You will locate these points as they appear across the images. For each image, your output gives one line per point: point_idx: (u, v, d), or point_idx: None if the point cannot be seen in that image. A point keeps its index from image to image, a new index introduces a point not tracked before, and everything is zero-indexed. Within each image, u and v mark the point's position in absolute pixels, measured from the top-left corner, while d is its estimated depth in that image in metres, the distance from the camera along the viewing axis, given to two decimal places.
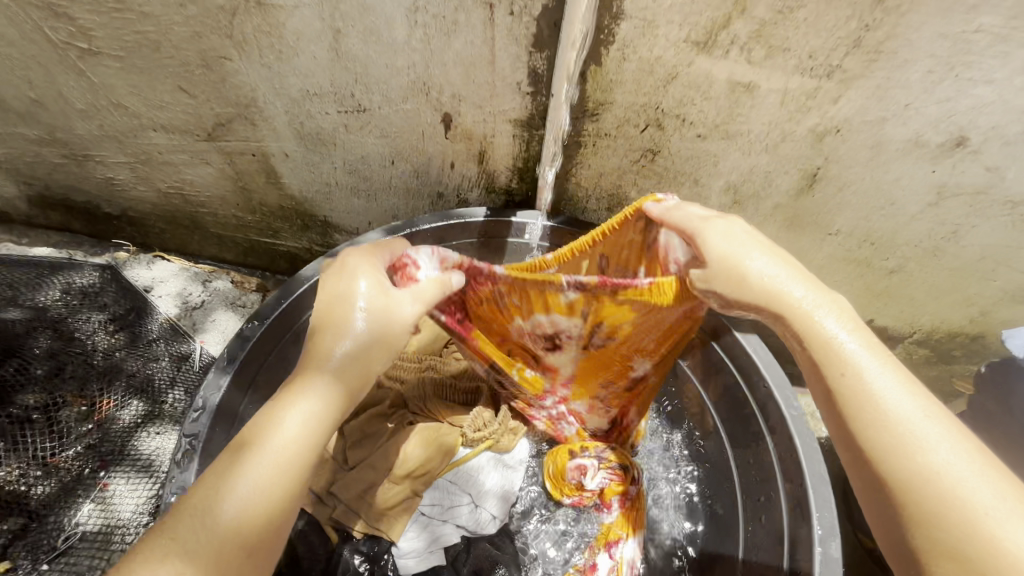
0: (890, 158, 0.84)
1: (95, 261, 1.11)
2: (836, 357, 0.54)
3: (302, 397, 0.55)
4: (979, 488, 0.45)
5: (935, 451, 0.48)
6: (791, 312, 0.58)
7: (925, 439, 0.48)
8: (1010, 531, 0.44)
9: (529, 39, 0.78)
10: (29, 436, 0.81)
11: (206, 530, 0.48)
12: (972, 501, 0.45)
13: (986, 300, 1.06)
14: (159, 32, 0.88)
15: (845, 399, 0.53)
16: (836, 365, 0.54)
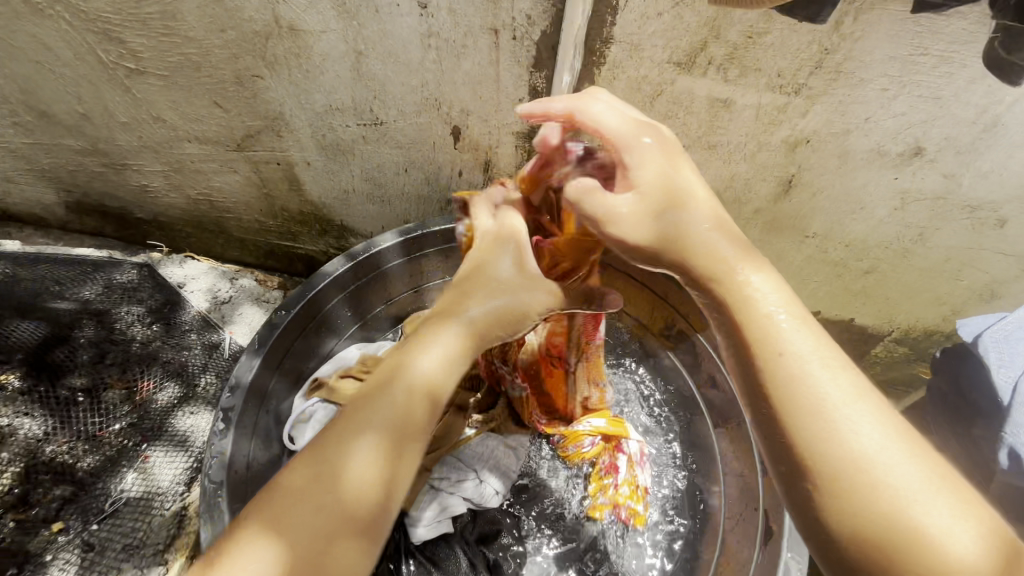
0: (857, 166, 0.92)
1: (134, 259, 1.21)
2: (771, 340, 0.52)
3: (437, 342, 0.62)
4: (896, 474, 0.46)
5: (864, 440, 0.47)
6: (719, 280, 0.57)
7: (858, 428, 0.47)
8: (935, 519, 0.44)
9: (530, 60, 0.88)
10: (78, 413, 0.90)
11: (335, 480, 0.50)
12: (891, 488, 0.45)
13: (956, 299, 1.14)
14: (200, 54, 0.98)
15: (781, 380, 0.50)
16: (772, 347, 0.51)
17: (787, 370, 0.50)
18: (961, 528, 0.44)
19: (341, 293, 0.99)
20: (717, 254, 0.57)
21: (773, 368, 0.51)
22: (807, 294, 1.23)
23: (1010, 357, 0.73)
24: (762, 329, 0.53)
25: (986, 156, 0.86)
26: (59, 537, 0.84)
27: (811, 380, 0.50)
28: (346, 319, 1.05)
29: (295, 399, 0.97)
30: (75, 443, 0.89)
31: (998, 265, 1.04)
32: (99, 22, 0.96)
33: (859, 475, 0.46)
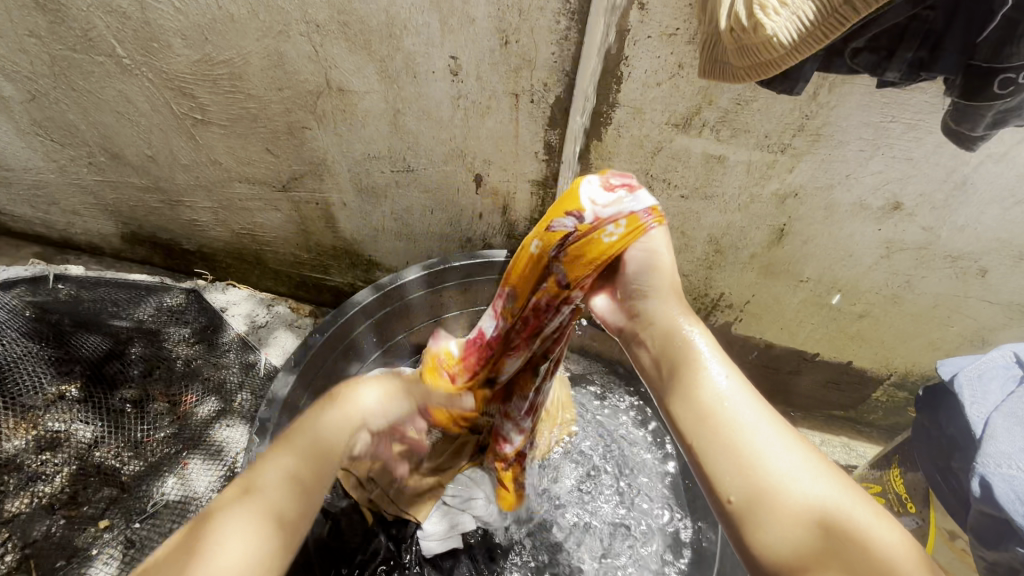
0: (842, 217, 1.01)
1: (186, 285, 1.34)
2: (698, 377, 0.64)
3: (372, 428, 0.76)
4: (812, 482, 0.54)
5: (775, 455, 0.56)
6: (657, 338, 0.71)
7: (771, 450, 0.57)
8: (852, 510, 0.53)
9: (545, 120, 1.01)
10: (126, 423, 0.99)
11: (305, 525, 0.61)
12: (811, 494, 0.54)
13: (948, 344, 1.19)
14: (259, 108, 1.13)
15: (693, 411, 0.62)
16: (699, 383, 0.64)
17: (700, 401, 0.62)
18: (866, 516, 0.53)
19: (369, 319, 1.09)
20: (667, 320, 0.71)
21: (689, 406, 0.63)
22: (805, 336, 1.29)
23: (982, 395, 0.76)
24: (690, 373, 0.65)
25: (960, 212, 0.95)
26: (104, 533, 0.93)
27: (720, 411, 0.61)
28: (371, 345, 1.13)
29: None
30: (122, 450, 0.98)
31: (984, 312, 1.10)
32: (177, 80, 1.12)
33: (764, 489, 0.55)
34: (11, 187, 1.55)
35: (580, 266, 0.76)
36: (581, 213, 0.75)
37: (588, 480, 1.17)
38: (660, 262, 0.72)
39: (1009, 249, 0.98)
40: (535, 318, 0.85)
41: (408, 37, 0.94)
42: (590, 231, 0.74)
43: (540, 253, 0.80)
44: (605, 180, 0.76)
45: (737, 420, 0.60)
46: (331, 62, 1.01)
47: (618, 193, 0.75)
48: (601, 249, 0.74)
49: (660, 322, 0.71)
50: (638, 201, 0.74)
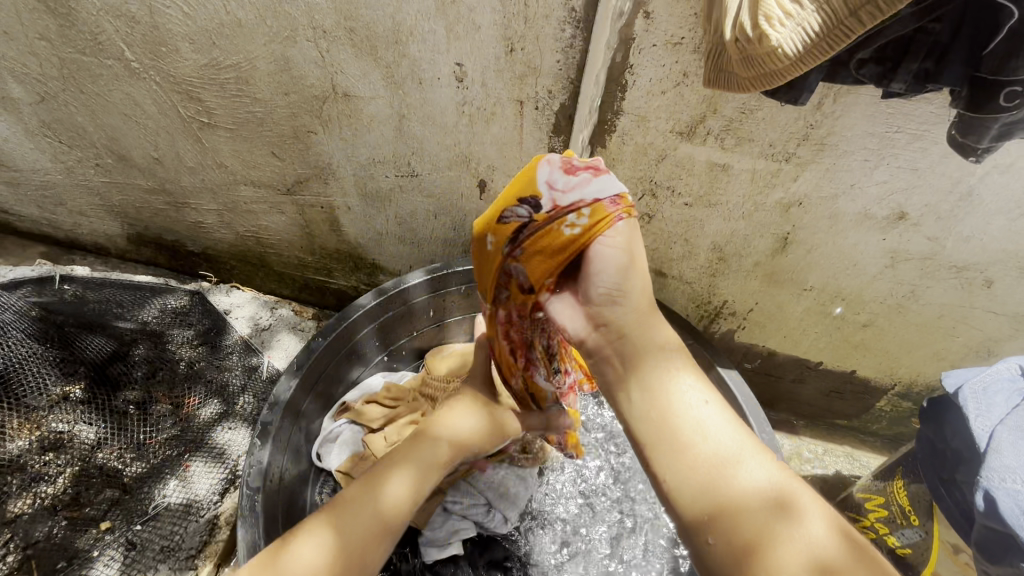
0: (846, 226, 1.01)
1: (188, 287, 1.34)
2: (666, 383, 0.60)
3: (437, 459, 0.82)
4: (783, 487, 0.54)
5: (748, 464, 0.55)
6: (619, 341, 0.64)
7: (744, 457, 0.55)
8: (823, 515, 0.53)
9: (550, 127, 1.01)
10: (129, 424, 0.99)
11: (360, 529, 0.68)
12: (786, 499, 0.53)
13: (953, 355, 1.19)
14: (265, 112, 1.14)
15: (656, 422, 0.58)
16: (668, 389, 0.60)
17: (663, 411, 0.58)
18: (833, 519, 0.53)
19: (372, 323, 1.08)
20: (630, 320, 0.64)
21: (652, 415, 0.59)
22: (809, 345, 1.28)
23: (988, 407, 0.75)
24: (656, 382, 0.60)
25: (965, 222, 0.94)
26: (106, 535, 0.93)
27: (684, 422, 0.57)
28: (373, 349, 1.13)
29: (324, 420, 1.07)
30: (125, 451, 0.98)
31: (990, 323, 1.09)
32: (185, 84, 1.13)
33: (743, 498, 0.52)
34: (19, 188, 1.56)
35: (539, 263, 0.76)
36: (539, 202, 0.76)
37: (589, 482, 1.17)
38: (623, 261, 0.67)
39: (1016, 260, 0.97)
40: (516, 327, 0.90)
41: (415, 44, 0.94)
42: (546, 222, 0.75)
43: (499, 246, 0.82)
44: (569, 169, 0.76)
45: (701, 432, 0.57)
46: (337, 67, 1.01)
47: (580, 180, 0.75)
48: (561, 241, 0.73)
49: (624, 324, 0.65)
50: (603, 189, 0.73)
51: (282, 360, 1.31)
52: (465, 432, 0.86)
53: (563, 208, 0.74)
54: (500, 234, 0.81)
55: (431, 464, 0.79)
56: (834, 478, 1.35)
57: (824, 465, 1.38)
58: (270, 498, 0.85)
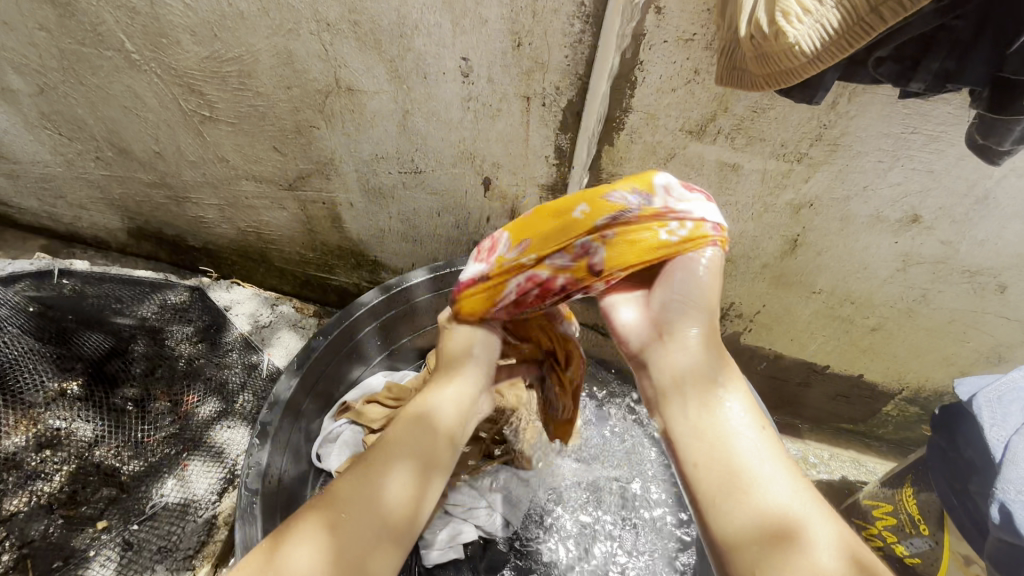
0: (858, 229, 0.99)
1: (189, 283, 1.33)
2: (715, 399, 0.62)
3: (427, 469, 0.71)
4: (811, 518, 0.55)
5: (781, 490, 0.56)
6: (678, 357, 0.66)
7: (778, 483, 0.57)
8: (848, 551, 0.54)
9: (557, 124, 0.99)
10: (127, 422, 0.99)
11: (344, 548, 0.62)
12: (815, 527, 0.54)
13: (963, 361, 1.17)
14: (268, 106, 1.12)
15: (709, 434, 0.60)
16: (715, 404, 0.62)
17: (711, 427, 0.60)
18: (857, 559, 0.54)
19: (374, 322, 1.07)
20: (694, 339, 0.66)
21: (699, 430, 0.60)
22: (816, 348, 1.26)
23: (1003, 416, 0.73)
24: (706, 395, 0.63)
25: (980, 226, 0.92)
26: (103, 534, 0.92)
27: (728, 436, 0.59)
28: (375, 348, 1.12)
29: (324, 420, 1.05)
30: (122, 449, 0.97)
31: (1002, 328, 1.07)
32: (186, 76, 1.11)
33: (774, 520, 0.54)
34: (19, 180, 1.55)
35: (628, 247, 0.74)
36: (649, 198, 0.74)
37: (593, 487, 1.15)
38: (697, 286, 0.69)
39: None
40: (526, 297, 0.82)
41: (421, 39, 0.92)
42: (649, 218, 0.73)
43: (589, 210, 0.75)
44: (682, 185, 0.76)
45: (751, 452, 0.58)
46: (340, 61, 0.99)
47: (693, 198, 0.74)
48: (653, 246, 0.72)
49: (689, 346, 0.66)
50: (711, 214, 0.74)
51: (282, 358, 1.29)
52: (447, 409, 0.75)
53: (670, 215, 0.73)
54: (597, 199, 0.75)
55: (430, 454, 0.70)
56: (840, 484, 1.33)
57: (830, 470, 1.36)
58: (268, 500, 0.83)
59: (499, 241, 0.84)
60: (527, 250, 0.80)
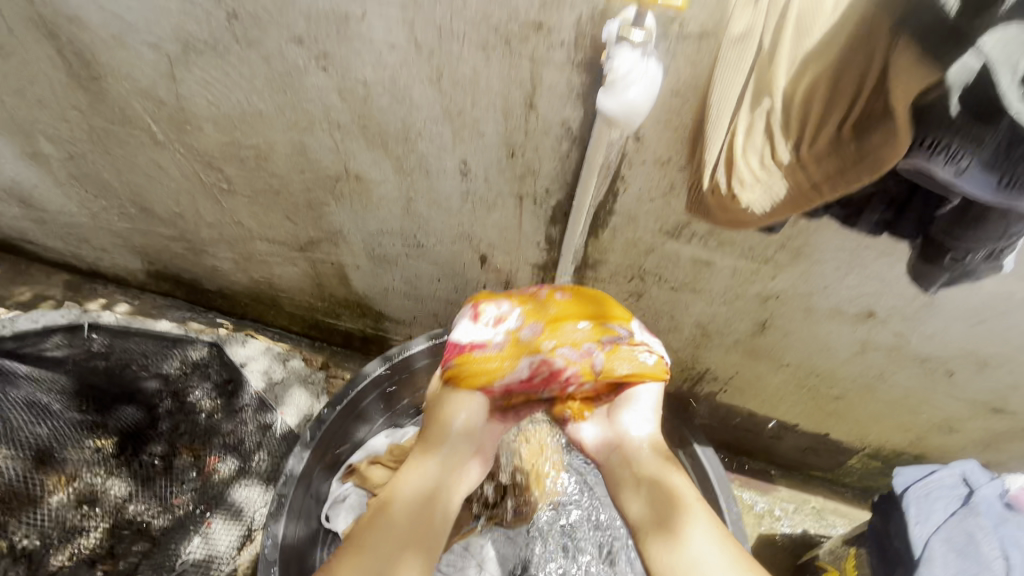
0: (819, 318, 1.09)
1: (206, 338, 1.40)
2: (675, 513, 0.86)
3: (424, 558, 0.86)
4: None
5: None
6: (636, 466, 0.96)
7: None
8: None
9: (547, 217, 1.08)
10: (157, 480, 1.11)
11: None
12: None
13: (919, 428, 1.27)
14: (282, 185, 1.21)
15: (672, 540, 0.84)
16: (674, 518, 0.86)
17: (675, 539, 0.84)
18: None
19: (377, 389, 1.17)
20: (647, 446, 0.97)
21: (647, 517, 0.88)
22: (786, 409, 1.37)
23: (925, 516, 0.86)
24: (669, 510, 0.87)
25: (928, 324, 1.02)
26: None
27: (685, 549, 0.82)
28: (378, 411, 1.23)
29: (332, 483, 1.17)
30: (150, 504, 1.08)
31: (952, 404, 1.17)
32: (207, 156, 1.21)
33: None
34: (47, 226, 1.65)
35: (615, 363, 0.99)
36: (631, 331, 1.02)
37: (574, 543, 1.26)
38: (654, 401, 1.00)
39: (974, 357, 1.05)
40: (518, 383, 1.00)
41: (424, 144, 1.02)
42: (628, 344, 1.00)
43: (593, 327, 1.01)
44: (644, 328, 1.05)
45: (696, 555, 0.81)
46: (350, 156, 1.09)
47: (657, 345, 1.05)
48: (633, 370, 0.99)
49: (638, 452, 0.96)
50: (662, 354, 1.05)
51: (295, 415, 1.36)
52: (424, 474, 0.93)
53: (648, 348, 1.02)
54: (599, 317, 1.02)
55: (424, 535, 0.87)
56: (802, 535, 1.44)
57: (792, 524, 1.47)
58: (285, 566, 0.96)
59: (507, 316, 1.03)
60: (537, 334, 1.01)
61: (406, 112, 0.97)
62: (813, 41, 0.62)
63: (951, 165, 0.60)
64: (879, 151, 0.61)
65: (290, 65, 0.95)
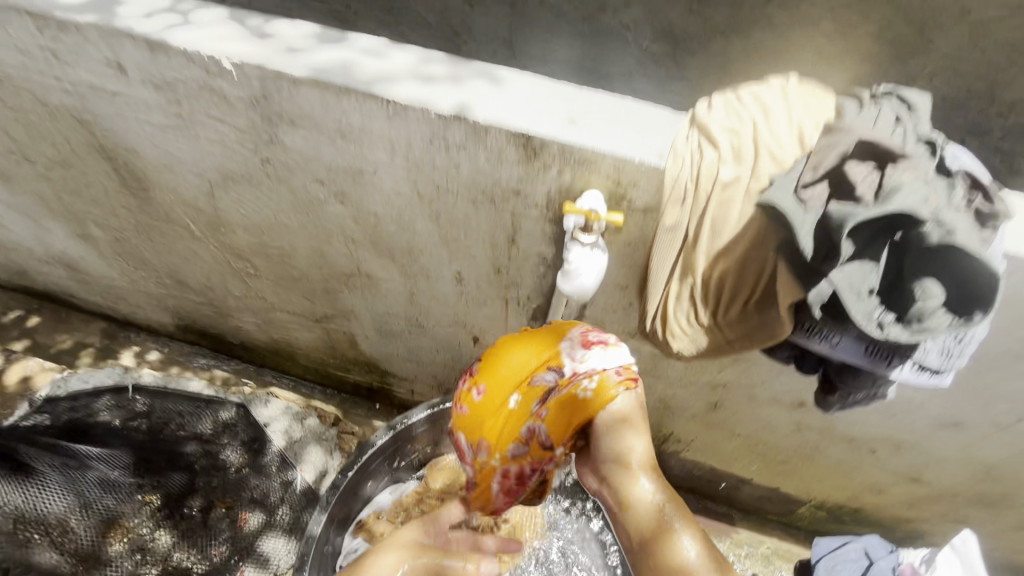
0: (761, 403, 1.27)
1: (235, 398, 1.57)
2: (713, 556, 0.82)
3: None
4: None
5: None
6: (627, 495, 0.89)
7: None
8: None
9: (530, 315, 1.27)
10: (196, 531, 1.32)
11: None
12: None
13: (854, 488, 1.46)
14: (302, 275, 1.40)
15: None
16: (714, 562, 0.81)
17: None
18: None
19: (383, 453, 1.37)
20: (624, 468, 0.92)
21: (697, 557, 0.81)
22: (741, 467, 1.55)
23: None
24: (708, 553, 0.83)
25: (849, 414, 1.20)
26: None
27: None
28: (386, 469, 1.42)
29: (346, 537, 1.37)
30: (192, 552, 1.30)
31: (878, 473, 1.36)
32: (237, 249, 1.39)
33: None
34: (89, 285, 1.85)
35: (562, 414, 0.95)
36: (559, 369, 0.94)
37: None
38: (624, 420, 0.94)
39: (891, 439, 1.24)
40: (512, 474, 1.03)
41: (425, 257, 1.21)
42: (567, 387, 0.94)
43: (525, 402, 0.96)
44: (582, 345, 0.97)
45: None
46: (362, 260, 1.27)
47: (594, 355, 0.95)
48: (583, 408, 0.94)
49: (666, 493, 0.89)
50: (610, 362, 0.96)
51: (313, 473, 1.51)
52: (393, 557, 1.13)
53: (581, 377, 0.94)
54: (521, 386, 0.97)
55: None
56: None
57: (744, 568, 1.64)
58: None
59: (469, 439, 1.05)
60: (490, 447, 1.01)
61: (410, 235, 1.16)
62: (721, 241, 0.80)
63: (830, 342, 0.79)
64: (765, 330, 0.82)
65: (312, 197, 1.14)
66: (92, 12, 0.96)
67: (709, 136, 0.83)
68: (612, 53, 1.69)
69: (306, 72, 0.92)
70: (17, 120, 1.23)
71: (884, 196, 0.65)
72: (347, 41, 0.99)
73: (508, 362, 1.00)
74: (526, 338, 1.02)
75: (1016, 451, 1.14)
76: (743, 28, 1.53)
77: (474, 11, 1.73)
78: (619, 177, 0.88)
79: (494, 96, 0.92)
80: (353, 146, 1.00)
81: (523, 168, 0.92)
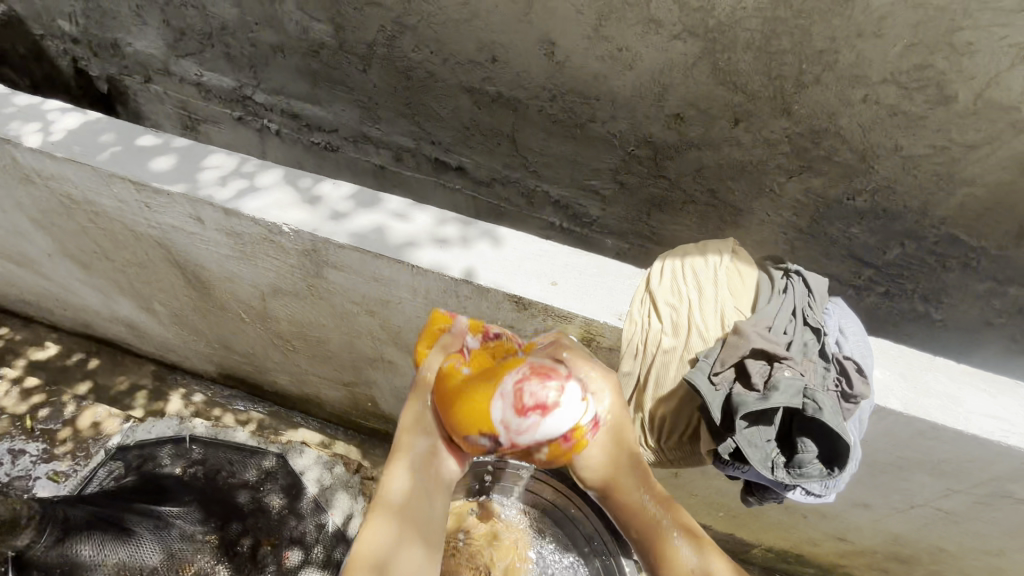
0: (712, 476, 1.54)
1: (274, 450, 1.89)
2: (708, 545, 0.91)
3: None
4: None
5: None
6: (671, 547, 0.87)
7: None
8: None
9: None
10: (246, 564, 1.47)
11: None
12: None
13: (795, 541, 1.72)
14: (334, 355, 1.67)
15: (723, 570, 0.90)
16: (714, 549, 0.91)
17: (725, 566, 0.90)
18: None
19: None
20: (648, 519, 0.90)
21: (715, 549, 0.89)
22: (702, 518, 1.82)
23: None
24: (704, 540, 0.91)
25: None
26: None
27: None
28: None
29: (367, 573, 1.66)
30: None
31: (812, 531, 1.63)
32: (279, 333, 1.66)
33: None
34: (146, 339, 2.13)
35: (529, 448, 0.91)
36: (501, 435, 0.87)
37: None
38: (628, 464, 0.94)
39: (819, 510, 1.50)
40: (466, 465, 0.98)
41: None
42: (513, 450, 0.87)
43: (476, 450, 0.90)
44: (521, 410, 0.86)
45: None
46: (386, 351, 1.54)
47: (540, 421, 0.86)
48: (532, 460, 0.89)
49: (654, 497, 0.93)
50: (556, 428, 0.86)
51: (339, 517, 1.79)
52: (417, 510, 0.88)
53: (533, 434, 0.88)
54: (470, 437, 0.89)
55: None
56: None
57: None
58: None
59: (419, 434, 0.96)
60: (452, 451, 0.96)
61: None
62: (662, 390, 1.05)
63: (740, 470, 1.00)
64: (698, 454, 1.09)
65: (350, 313, 1.41)
66: (182, 182, 1.23)
67: (656, 307, 1.08)
68: (601, 153, 1.93)
69: (349, 239, 1.18)
70: (105, 235, 1.50)
71: (769, 388, 0.90)
72: (379, 203, 1.24)
73: (459, 411, 0.90)
74: (472, 394, 0.89)
75: (914, 528, 1.40)
76: (714, 144, 1.76)
77: (483, 112, 1.97)
78: (589, 329, 1.13)
79: (495, 259, 1.18)
80: (384, 288, 1.26)
81: (517, 316, 1.18)
